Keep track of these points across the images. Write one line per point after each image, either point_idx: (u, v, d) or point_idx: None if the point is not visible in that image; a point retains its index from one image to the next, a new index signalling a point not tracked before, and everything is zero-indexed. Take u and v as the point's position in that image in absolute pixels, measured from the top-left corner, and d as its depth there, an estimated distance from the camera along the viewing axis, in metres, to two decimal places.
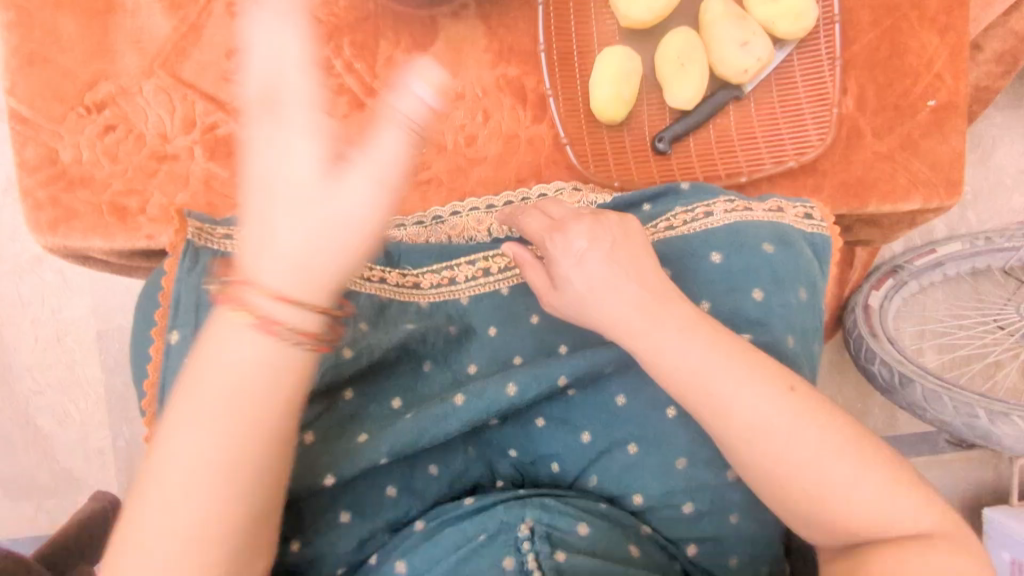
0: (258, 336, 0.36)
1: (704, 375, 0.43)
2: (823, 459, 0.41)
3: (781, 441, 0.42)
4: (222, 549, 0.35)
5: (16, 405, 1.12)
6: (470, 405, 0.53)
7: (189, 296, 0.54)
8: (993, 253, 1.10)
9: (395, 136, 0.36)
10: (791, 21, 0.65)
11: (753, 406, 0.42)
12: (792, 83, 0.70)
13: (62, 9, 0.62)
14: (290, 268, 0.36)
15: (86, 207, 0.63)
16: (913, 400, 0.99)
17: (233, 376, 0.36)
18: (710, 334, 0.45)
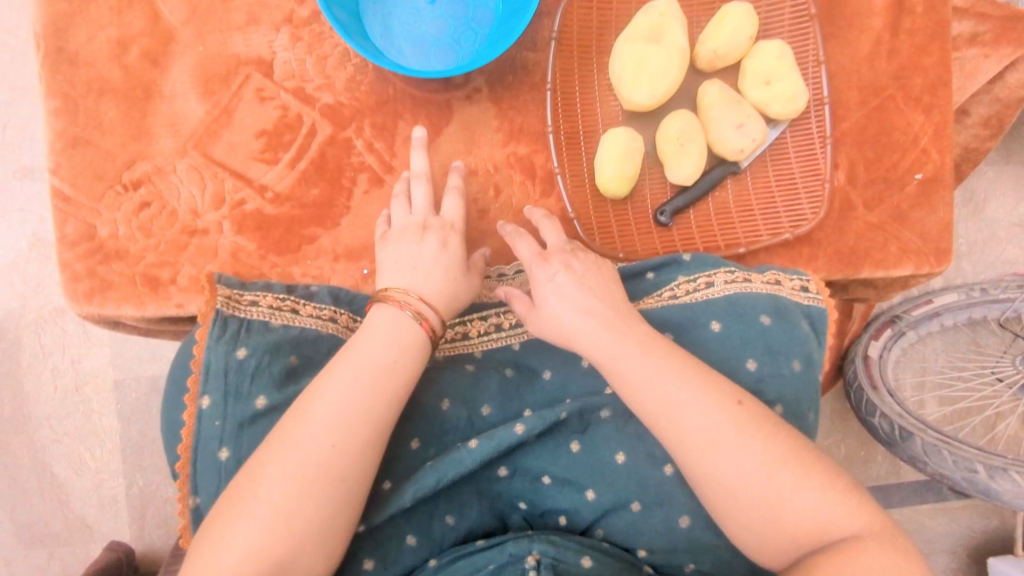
0: (414, 325, 0.54)
1: (657, 389, 0.50)
2: (763, 467, 0.47)
3: (726, 445, 0.48)
4: (318, 481, 0.46)
5: (35, 453, 1.14)
6: (482, 446, 0.57)
7: (217, 363, 0.56)
8: (987, 304, 1.11)
9: (456, 216, 0.64)
10: (783, 103, 0.70)
11: (702, 417, 0.49)
12: (786, 159, 0.74)
13: (105, 97, 0.67)
14: (429, 281, 0.58)
15: (121, 278, 0.67)
16: (914, 453, 1.02)
17: (367, 362, 0.51)
18: (667, 355, 0.52)
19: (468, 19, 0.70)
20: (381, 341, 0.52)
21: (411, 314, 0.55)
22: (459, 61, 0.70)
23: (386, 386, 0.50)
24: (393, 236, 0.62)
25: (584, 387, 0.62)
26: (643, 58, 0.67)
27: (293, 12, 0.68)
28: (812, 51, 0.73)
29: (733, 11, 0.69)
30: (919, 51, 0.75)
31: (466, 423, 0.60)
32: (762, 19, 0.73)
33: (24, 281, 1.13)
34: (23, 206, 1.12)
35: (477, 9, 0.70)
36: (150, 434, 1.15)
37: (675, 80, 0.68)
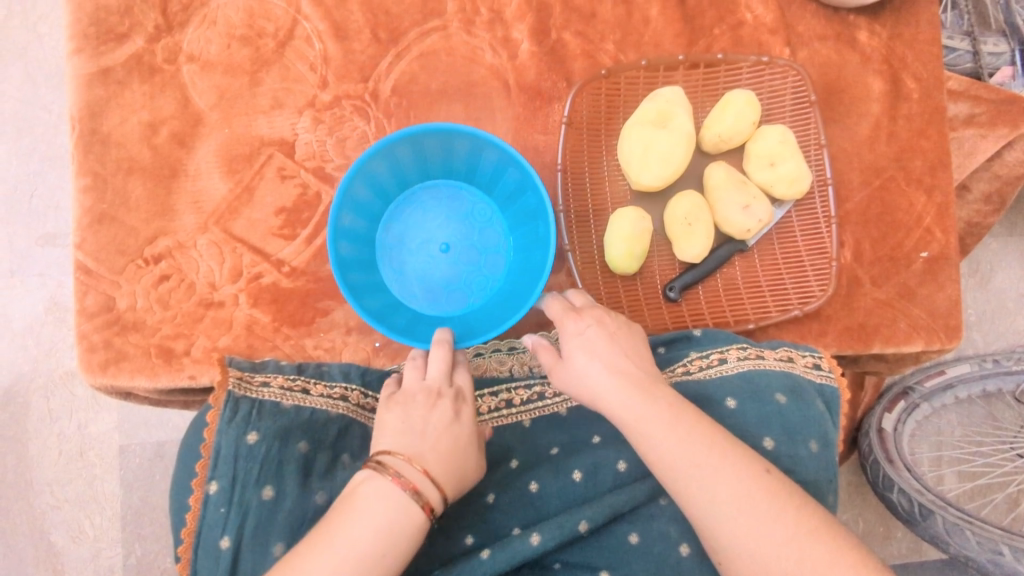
0: (409, 497, 0.46)
1: (686, 459, 0.48)
2: (794, 542, 0.45)
3: (755, 515, 0.46)
4: None
5: (33, 520, 1.13)
6: (495, 557, 0.54)
7: (227, 447, 0.55)
8: (1000, 376, 1.10)
9: (469, 400, 0.56)
10: (787, 185, 0.72)
11: (729, 484, 0.47)
12: (792, 237, 0.76)
13: (133, 175, 0.69)
14: (435, 450, 0.50)
15: (136, 349, 0.68)
16: (936, 532, 0.99)
17: (356, 552, 0.43)
18: (694, 422, 0.50)
19: (480, 266, 0.77)
20: (375, 529, 0.44)
21: (405, 491, 0.46)
22: (471, 303, 0.76)
23: None
24: (399, 395, 0.55)
25: (592, 463, 0.60)
26: (650, 142, 0.70)
27: (316, 96, 0.72)
28: (813, 137, 0.75)
29: (736, 98, 0.72)
30: (918, 135, 0.77)
31: (475, 515, 0.59)
32: (764, 106, 0.76)
33: (38, 345, 1.15)
34: (43, 271, 1.15)
35: (489, 254, 0.77)
36: (151, 501, 1.13)
37: (681, 163, 0.71)
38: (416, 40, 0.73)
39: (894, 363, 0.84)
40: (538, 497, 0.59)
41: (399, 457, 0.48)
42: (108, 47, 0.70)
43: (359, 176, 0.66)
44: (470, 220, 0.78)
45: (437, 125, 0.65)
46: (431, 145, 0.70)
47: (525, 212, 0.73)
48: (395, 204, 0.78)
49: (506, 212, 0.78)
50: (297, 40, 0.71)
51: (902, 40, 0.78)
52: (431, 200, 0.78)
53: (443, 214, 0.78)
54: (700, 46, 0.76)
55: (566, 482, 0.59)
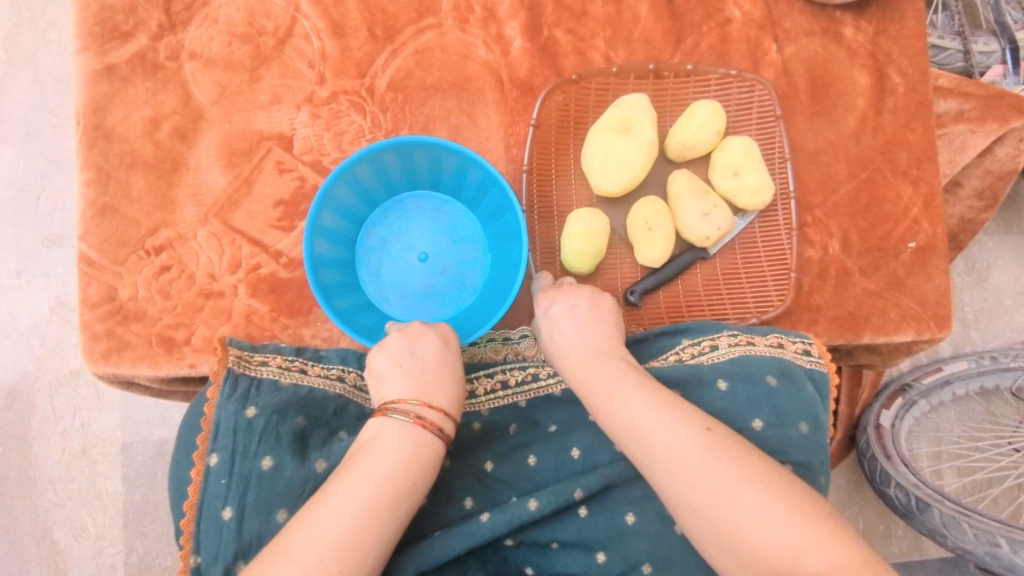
0: (428, 433, 0.52)
1: (635, 423, 0.51)
2: (741, 492, 0.47)
3: (695, 468, 0.48)
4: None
5: (36, 518, 1.14)
6: (495, 521, 0.57)
7: (227, 422, 0.59)
8: (999, 373, 1.11)
9: (453, 343, 0.61)
10: (749, 195, 0.73)
11: (669, 445, 0.49)
12: (754, 247, 0.77)
13: (136, 169, 0.71)
14: (440, 391, 0.56)
15: (137, 338, 0.69)
16: (934, 526, 0.98)
17: (369, 482, 0.49)
18: (638, 385, 0.54)
19: (455, 278, 0.78)
20: (384, 459, 0.50)
21: (431, 431, 0.52)
22: (441, 314, 0.76)
23: (387, 504, 0.48)
24: (385, 349, 0.59)
25: (589, 441, 0.62)
26: (611, 148, 0.72)
27: (314, 92, 0.74)
28: (778, 150, 0.77)
29: (703, 106, 0.73)
30: (904, 128, 0.79)
31: (474, 480, 0.61)
32: (731, 115, 0.77)
33: (43, 344, 1.16)
34: (49, 271, 1.17)
35: (465, 267, 0.78)
36: (153, 498, 1.15)
37: (641, 170, 0.72)
38: (411, 38, 0.75)
39: (887, 356, 0.84)
40: (536, 472, 0.61)
41: (412, 402, 0.53)
42: (112, 45, 0.72)
43: (347, 175, 0.68)
44: (451, 233, 0.79)
45: (426, 138, 0.66)
46: (420, 157, 0.72)
47: (503, 230, 0.74)
48: (380, 209, 0.79)
49: (487, 228, 0.79)
50: (296, 38, 0.74)
51: (887, 36, 0.80)
52: (416, 209, 0.80)
53: (426, 225, 0.79)
54: (688, 42, 0.78)
55: (564, 458, 0.61)
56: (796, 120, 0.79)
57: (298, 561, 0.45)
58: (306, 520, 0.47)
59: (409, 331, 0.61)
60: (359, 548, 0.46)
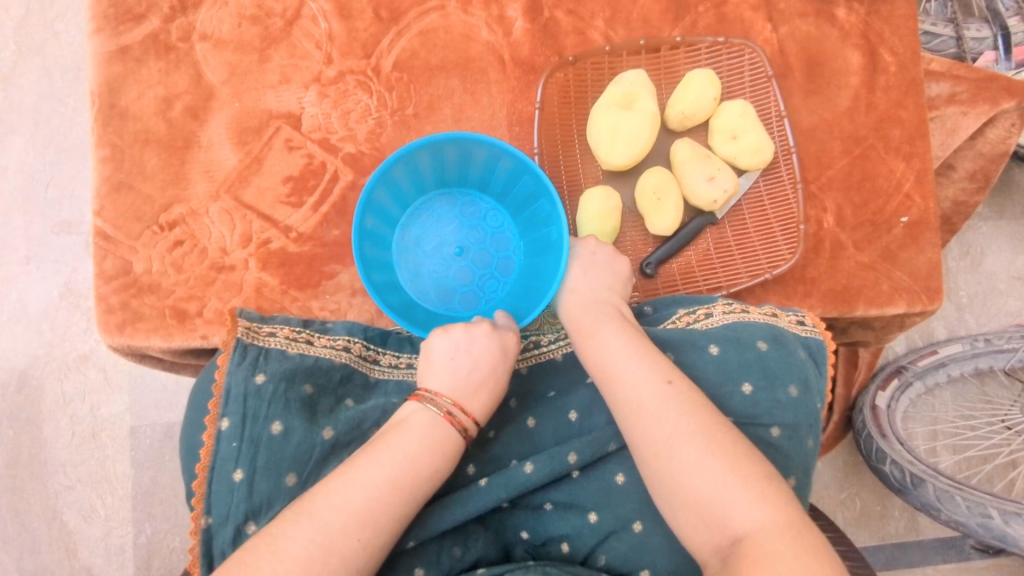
0: (453, 435, 0.54)
1: (609, 367, 0.56)
2: (687, 444, 0.49)
3: (649, 414, 0.52)
4: (347, 547, 0.46)
5: (46, 500, 1.16)
6: (491, 486, 0.59)
7: (237, 387, 0.60)
8: (993, 354, 1.12)
9: (513, 342, 0.61)
10: (750, 156, 0.76)
11: (632, 388, 0.53)
12: (760, 206, 0.79)
13: (149, 147, 0.73)
14: (477, 394, 0.57)
15: (151, 310, 0.71)
16: (927, 501, 1.00)
17: (396, 460, 0.51)
18: (616, 334, 0.58)
19: (492, 269, 0.77)
20: (415, 440, 0.52)
21: (455, 429, 0.54)
22: (482, 305, 0.76)
23: (409, 483, 0.50)
24: (450, 334, 0.60)
25: (586, 403, 0.63)
26: (617, 124, 0.74)
27: (321, 72, 0.76)
28: (772, 107, 0.78)
29: (697, 76, 0.76)
30: (896, 105, 0.81)
31: (476, 446, 0.63)
32: (724, 81, 0.79)
33: (52, 329, 1.18)
34: (59, 258, 1.19)
35: (500, 257, 0.77)
36: (161, 481, 1.17)
37: (648, 142, 0.75)
38: (416, 19, 0.77)
39: (880, 331, 0.86)
40: (535, 431, 0.63)
41: (443, 400, 0.55)
42: (126, 27, 0.74)
43: (385, 178, 0.68)
44: (482, 227, 0.78)
45: (461, 133, 0.66)
46: (452, 153, 0.70)
47: (538, 218, 0.74)
48: (410, 210, 0.78)
49: (518, 218, 0.78)
50: (304, 20, 0.76)
51: (879, 17, 0.82)
52: (446, 208, 0.79)
53: (458, 222, 0.78)
54: (686, 21, 0.80)
55: (562, 420, 0.63)
56: (791, 98, 0.81)
57: (323, 525, 0.47)
58: (331, 487, 0.49)
59: (477, 322, 0.61)
60: (378, 524, 0.48)
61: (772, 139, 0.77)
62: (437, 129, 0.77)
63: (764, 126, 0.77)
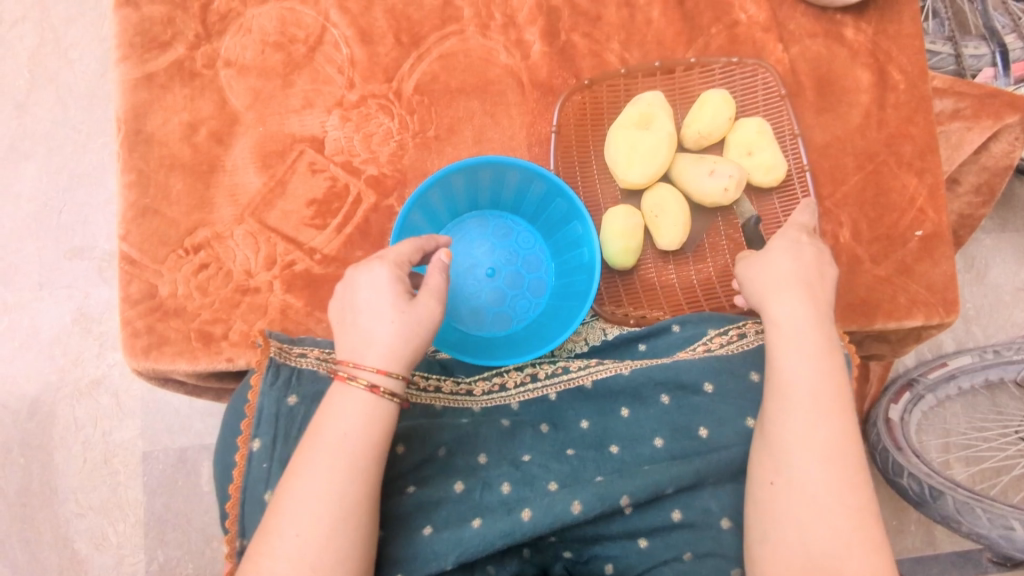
0: (365, 393, 0.53)
1: (805, 384, 0.55)
2: (844, 494, 0.51)
3: (819, 454, 0.52)
4: (300, 550, 0.48)
5: (57, 528, 1.15)
6: (536, 519, 0.58)
7: (270, 408, 0.60)
8: (1003, 366, 1.13)
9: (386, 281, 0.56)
10: (763, 172, 0.77)
11: (823, 417, 0.53)
12: (777, 224, 0.80)
13: (174, 171, 0.74)
14: (368, 340, 0.54)
15: (177, 333, 0.72)
16: (948, 514, 1.00)
17: (326, 450, 0.51)
18: (835, 374, 0.55)
19: (525, 290, 0.77)
20: (340, 422, 0.52)
21: (358, 386, 0.53)
22: (515, 325, 0.76)
23: (338, 467, 0.51)
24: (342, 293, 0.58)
25: (628, 437, 0.65)
26: (634, 143, 0.74)
27: (344, 96, 0.77)
28: (787, 126, 0.80)
29: (712, 96, 0.77)
30: (906, 122, 0.83)
31: (510, 471, 0.64)
32: (738, 101, 0.80)
33: (64, 354, 1.18)
34: (71, 283, 1.19)
35: (532, 278, 0.78)
36: (174, 507, 1.15)
37: (666, 161, 0.75)
38: (435, 44, 0.78)
39: (897, 345, 0.87)
40: (575, 460, 0.64)
41: (368, 369, 0.53)
42: (151, 54, 0.75)
43: (419, 203, 0.69)
44: (513, 248, 0.79)
45: (494, 156, 0.67)
46: (485, 176, 0.71)
47: (568, 241, 0.75)
48: (442, 232, 0.78)
49: (549, 239, 0.79)
50: (326, 45, 0.77)
51: (887, 36, 0.84)
52: (477, 228, 0.79)
53: (489, 242, 0.78)
54: (699, 43, 0.82)
55: (603, 453, 0.65)
56: (804, 116, 0.82)
57: (280, 550, 0.48)
58: (281, 506, 0.50)
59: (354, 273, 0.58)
60: (334, 537, 0.49)
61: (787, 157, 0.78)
62: (458, 150, 0.78)
63: (778, 144, 0.78)
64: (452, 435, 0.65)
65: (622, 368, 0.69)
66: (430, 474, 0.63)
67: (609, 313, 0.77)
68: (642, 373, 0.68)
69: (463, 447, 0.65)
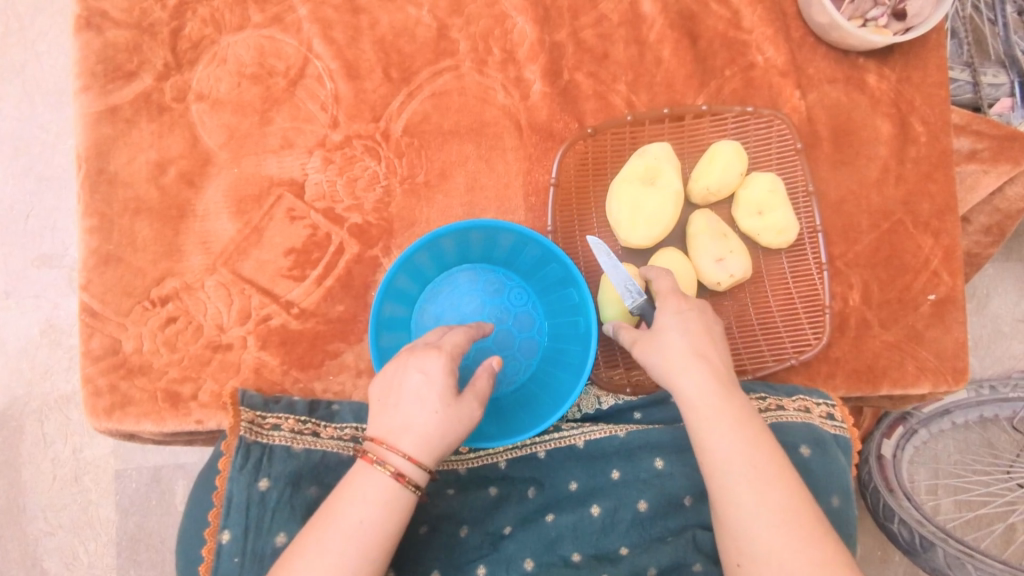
0: (390, 481, 0.47)
1: (729, 456, 0.48)
2: (817, 564, 0.44)
3: (776, 522, 0.45)
4: None
5: (24, 547, 1.05)
6: None
7: (240, 495, 0.56)
8: (999, 404, 0.98)
9: (438, 367, 0.50)
10: (774, 235, 0.72)
11: (764, 487, 0.47)
12: (785, 285, 0.76)
13: (141, 215, 0.68)
14: (408, 429, 0.48)
15: (142, 393, 0.67)
16: (937, 566, 0.92)
17: (349, 530, 0.45)
18: (747, 434, 0.49)
19: (515, 351, 0.72)
20: (368, 504, 0.47)
21: (390, 475, 0.47)
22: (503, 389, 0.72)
23: (360, 555, 0.45)
24: (388, 367, 0.52)
25: (612, 502, 0.61)
26: (638, 201, 0.69)
27: (326, 136, 0.71)
28: (800, 183, 0.75)
29: (723, 149, 0.72)
30: (925, 178, 0.78)
31: (488, 544, 0.61)
32: (751, 154, 0.75)
33: (32, 368, 1.08)
34: (39, 294, 1.09)
35: (523, 339, 0.73)
36: (147, 526, 1.06)
37: (671, 221, 0.70)
38: (428, 80, 0.72)
39: (898, 400, 0.81)
40: (553, 529, 0.61)
41: (398, 454, 0.48)
42: (116, 85, 0.69)
43: (406, 265, 0.64)
44: (504, 306, 0.74)
45: (486, 221, 0.62)
46: (476, 238, 0.67)
47: (564, 304, 0.70)
48: (430, 286, 0.73)
49: (544, 298, 0.74)
50: (308, 79, 0.71)
51: (910, 84, 0.78)
52: (467, 282, 0.74)
53: (479, 297, 0.73)
54: (712, 86, 0.76)
55: (584, 515, 0.61)
56: (818, 169, 0.77)
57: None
58: None
59: (426, 349, 0.52)
60: None
61: (798, 218, 0.74)
62: (449, 198, 0.72)
63: (791, 205, 0.74)
64: (434, 512, 0.61)
65: (618, 431, 0.65)
66: (410, 554, 0.59)
67: (605, 379, 0.73)
68: (638, 437, 0.64)
69: (446, 524, 0.61)
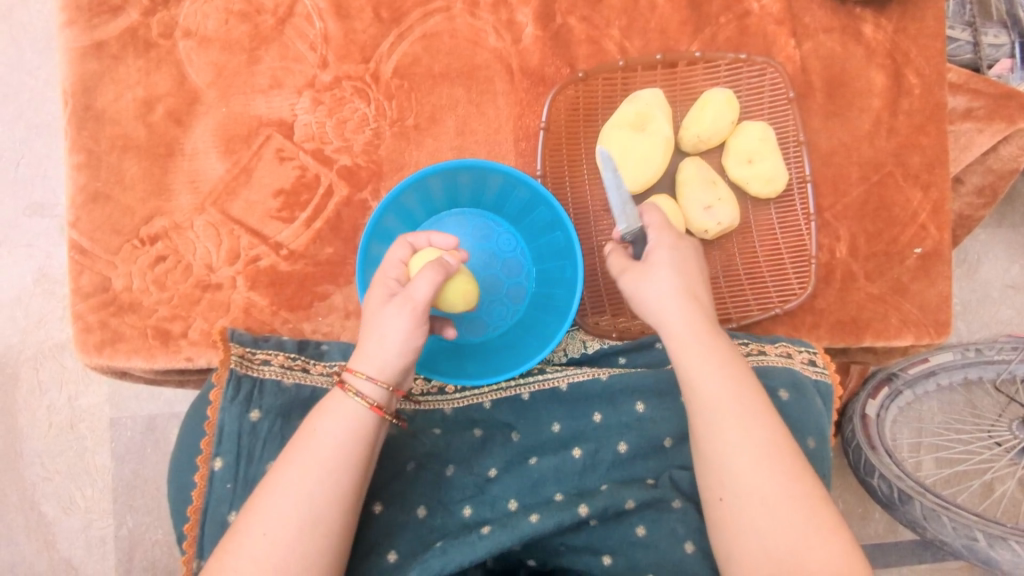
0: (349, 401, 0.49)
1: (719, 397, 0.50)
2: (795, 493, 0.47)
3: (758, 459, 0.48)
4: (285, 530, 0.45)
5: (22, 491, 1.05)
6: (496, 533, 0.56)
7: (231, 425, 0.58)
8: (984, 365, 0.96)
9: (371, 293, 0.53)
10: (762, 184, 0.72)
11: (752, 422, 0.49)
12: (772, 235, 0.76)
13: (128, 153, 0.68)
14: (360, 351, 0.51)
15: (132, 330, 0.67)
16: (913, 518, 0.92)
17: (330, 434, 0.48)
18: (733, 370, 0.51)
19: (503, 296, 0.73)
20: (346, 415, 0.49)
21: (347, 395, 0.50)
22: (489, 333, 0.73)
23: (338, 459, 0.47)
24: None
25: (592, 444, 0.62)
26: (627, 145, 0.69)
27: (316, 77, 0.70)
28: (792, 132, 0.75)
29: (715, 96, 0.71)
30: (917, 131, 0.77)
31: (474, 485, 0.62)
32: (743, 103, 0.75)
33: (27, 316, 1.07)
34: (32, 242, 1.08)
35: (510, 284, 0.74)
36: (143, 473, 1.05)
37: (659, 167, 0.70)
38: (418, 21, 0.71)
39: (882, 355, 0.83)
40: (536, 470, 0.62)
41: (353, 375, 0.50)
42: (102, 20, 0.68)
43: (393, 205, 0.64)
44: (492, 250, 0.74)
45: (474, 161, 0.63)
46: (464, 179, 0.67)
47: (552, 250, 0.71)
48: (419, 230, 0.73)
49: (532, 243, 0.74)
50: (297, 18, 0.70)
51: (907, 35, 0.78)
52: (455, 226, 0.74)
53: (467, 241, 0.73)
54: (706, 33, 0.75)
55: (565, 457, 0.62)
56: (810, 119, 0.77)
57: (247, 549, 0.44)
58: (268, 494, 0.46)
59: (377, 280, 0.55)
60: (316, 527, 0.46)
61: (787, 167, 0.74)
62: (439, 141, 0.72)
63: (781, 154, 0.74)
64: (422, 450, 0.63)
65: (599, 374, 0.66)
66: (397, 490, 0.60)
67: (592, 323, 0.72)
68: (619, 381, 0.65)
69: (431, 461, 0.63)
